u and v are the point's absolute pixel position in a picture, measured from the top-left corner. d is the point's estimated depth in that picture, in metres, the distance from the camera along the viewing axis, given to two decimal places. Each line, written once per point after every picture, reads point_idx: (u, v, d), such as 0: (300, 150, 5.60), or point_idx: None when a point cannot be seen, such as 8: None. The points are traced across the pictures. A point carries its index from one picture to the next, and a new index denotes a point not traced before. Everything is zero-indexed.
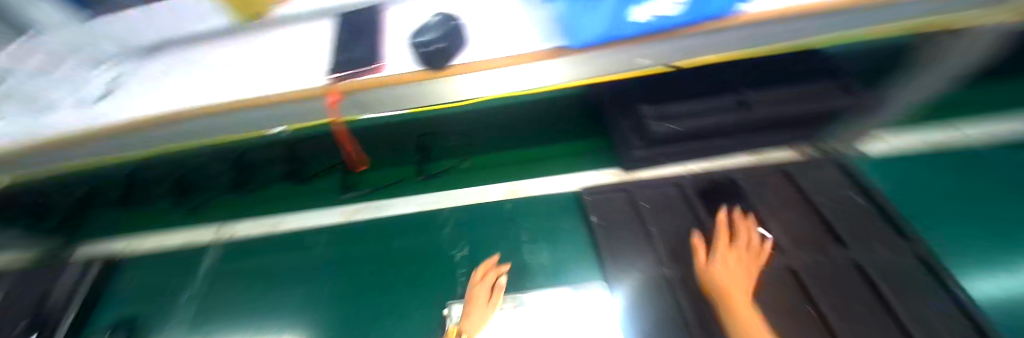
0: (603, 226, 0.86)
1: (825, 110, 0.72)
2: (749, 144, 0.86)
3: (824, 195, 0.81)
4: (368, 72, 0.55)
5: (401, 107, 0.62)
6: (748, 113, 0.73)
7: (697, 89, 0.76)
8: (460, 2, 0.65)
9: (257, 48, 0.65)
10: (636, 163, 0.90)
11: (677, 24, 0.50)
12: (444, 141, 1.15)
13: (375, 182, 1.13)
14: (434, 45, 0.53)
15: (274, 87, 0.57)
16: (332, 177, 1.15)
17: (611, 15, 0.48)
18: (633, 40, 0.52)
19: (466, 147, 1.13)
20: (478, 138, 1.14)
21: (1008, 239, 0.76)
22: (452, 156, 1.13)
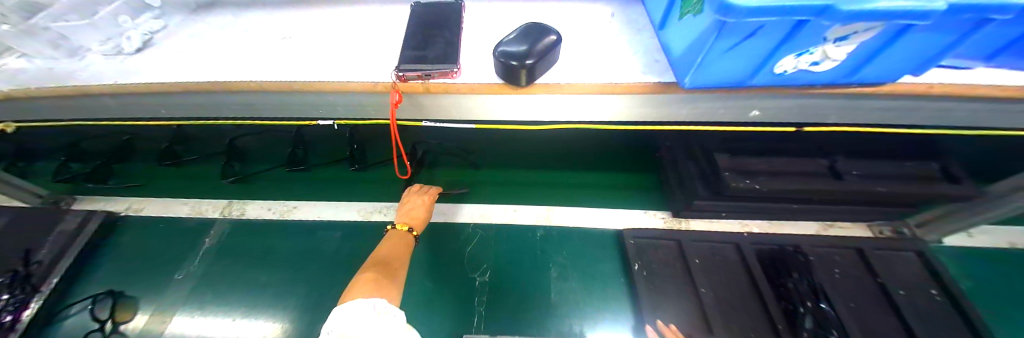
0: (645, 276, 0.79)
1: (917, 193, 0.68)
2: (818, 214, 0.81)
3: (897, 282, 0.74)
4: (436, 76, 0.47)
5: (456, 115, 0.55)
6: (840, 182, 0.70)
7: (782, 149, 0.74)
8: (557, 15, 0.60)
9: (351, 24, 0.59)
10: (689, 211, 0.86)
11: (813, 80, 0.44)
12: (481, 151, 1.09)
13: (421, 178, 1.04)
14: (526, 61, 0.44)
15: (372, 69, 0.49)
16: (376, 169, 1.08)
17: (749, 60, 0.40)
18: (754, 89, 0.46)
19: (521, 165, 1.07)
20: (516, 155, 1.08)
21: None
22: (489, 168, 1.06)
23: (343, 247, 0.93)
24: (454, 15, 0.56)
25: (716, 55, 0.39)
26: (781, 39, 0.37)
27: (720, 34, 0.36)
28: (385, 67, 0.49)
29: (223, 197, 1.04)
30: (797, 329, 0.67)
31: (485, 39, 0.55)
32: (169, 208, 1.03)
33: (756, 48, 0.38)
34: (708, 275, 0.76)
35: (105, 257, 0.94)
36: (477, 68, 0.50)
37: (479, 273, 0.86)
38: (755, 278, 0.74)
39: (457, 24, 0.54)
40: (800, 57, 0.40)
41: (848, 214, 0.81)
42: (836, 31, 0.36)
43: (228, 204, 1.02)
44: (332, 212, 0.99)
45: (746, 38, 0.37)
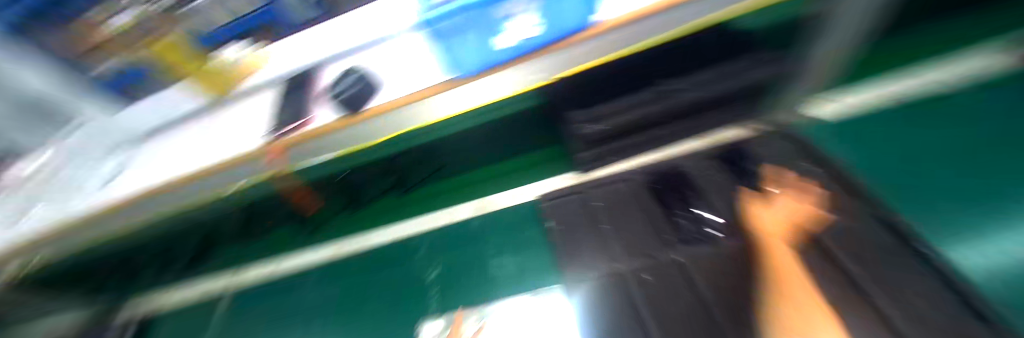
0: (560, 231, 0.88)
1: (746, 83, 0.73)
2: (697, 129, 0.86)
3: (772, 169, 0.78)
4: (294, 126, 0.61)
5: (321, 156, 0.67)
6: (674, 100, 0.78)
7: (627, 84, 0.81)
8: (375, 48, 0.70)
9: (233, 116, 0.73)
10: (590, 164, 0.92)
11: (541, 43, 0.51)
12: (476, 147, 1.06)
13: (420, 201, 1.16)
14: (350, 92, 0.60)
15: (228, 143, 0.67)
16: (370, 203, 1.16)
17: (485, 48, 0.54)
18: (510, 62, 0.53)
19: (472, 162, 1.10)
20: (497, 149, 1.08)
21: (989, 188, 0.68)
22: (456, 174, 1.13)
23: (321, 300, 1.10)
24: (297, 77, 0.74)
25: (454, 50, 0.54)
26: (482, 28, 0.52)
27: (439, 39, 0.53)
28: (248, 137, 0.66)
29: (230, 271, 1.32)
30: (681, 235, 0.76)
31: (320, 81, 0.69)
32: (194, 288, 1.33)
33: (474, 39, 0.53)
34: (612, 215, 0.86)
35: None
36: (318, 115, 0.61)
37: (430, 271, 1.01)
38: (648, 205, 0.83)
39: (303, 81, 0.72)
40: (506, 31, 0.52)
41: (722, 120, 0.85)
42: (502, 11, 0.51)
43: (235, 275, 1.30)
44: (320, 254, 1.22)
45: (463, 35, 0.52)
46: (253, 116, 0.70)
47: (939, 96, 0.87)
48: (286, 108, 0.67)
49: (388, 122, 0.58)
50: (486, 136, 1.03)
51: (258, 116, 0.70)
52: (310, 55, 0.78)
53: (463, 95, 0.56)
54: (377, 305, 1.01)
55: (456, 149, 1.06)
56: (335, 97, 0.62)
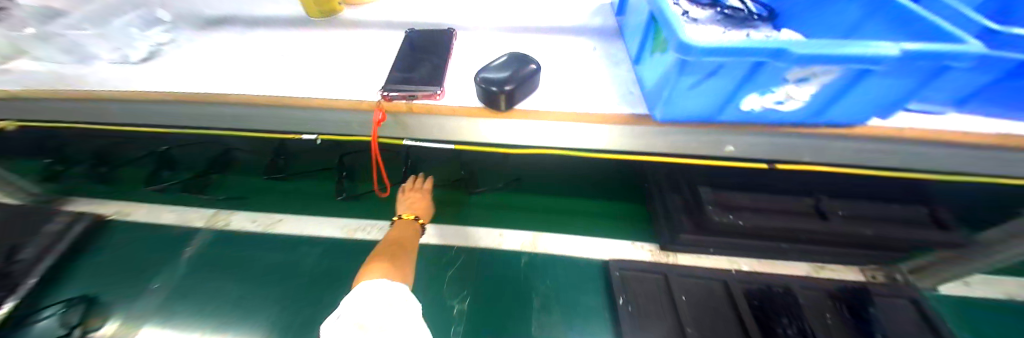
0: (631, 313, 0.75)
1: (902, 235, 0.66)
2: (809, 255, 0.78)
3: (894, 334, 0.69)
4: (421, 96, 0.50)
5: (439, 136, 0.57)
6: (822, 224, 0.67)
7: (762, 183, 0.73)
8: (537, 45, 0.63)
9: (334, 47, 0.61)
10: (677, 245, 0.83)
11: (782, 120, 0.44)
12: (555, 180, 1.05)
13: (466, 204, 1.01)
14: (505, 87, 0.47)
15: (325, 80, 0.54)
16: None
17: (714, 97, 0.42)
18: (724, 124, 0.47)
19: (548, 190, 1.03)
20: (573, 190, 1.03)
21: None
22: (521, 192, 1.03)
23: (312, 286, 0.87)
24: (424, 32, 0.63)
25: (682, 90, 0.41)
26: (742, 79, 0.39)
27: (682, 72, 0.38)
28: (356, 84, 0.53)
29: (213, 206, 1.03)
30: None
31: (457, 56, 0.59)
32: (159, 214, 1.02)
33: (719, 88, 0.40)
34: (696, 316, 0.74)
35: (70, 282, 0.89)
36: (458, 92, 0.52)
37: (459, 300, 0.82)
38: (743, 319, 0.72)
39: (431, 42, 0.60)
40: (762, 96, 0.41)
41: (839, 256, 0.77)
42: (794, 72, 0.37)
43: (215, 214, 1.01)
44: (317, 227, 0.97)
45: (707, 76, 0.39)
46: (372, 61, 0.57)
47: None
48: (411, 66, 0.55)
49: None
50: (569, 173, 1.07)
51: (369, 62, 0.58)
52: (450, 21, 0.68)
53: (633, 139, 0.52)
54: None
55: (536, 172, 1.07)
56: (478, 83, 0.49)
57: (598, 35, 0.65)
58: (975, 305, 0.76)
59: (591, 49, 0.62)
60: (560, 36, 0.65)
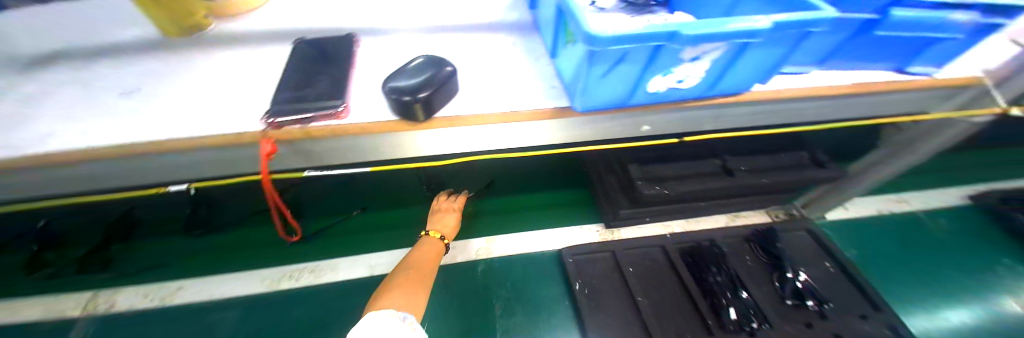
0: (587, 295, 0.78)
1: (793, 178, 0.77)
2: (726, 208, 0.88)
3: (796, 262, 0.82)
4: (318, 118, 0.43)
5: (351, 159, 0.50)
6: (731, 180, 0.76)
7: (681, 152, 0.79)
8: (453, 46, 0.59)
9: (202, 70, 0.50)
10: (619, 221, 0.88)
11: (685, 96, 0.47)
12: (519, 184, 1.04)
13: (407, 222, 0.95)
14: (419, 95, 0.43)
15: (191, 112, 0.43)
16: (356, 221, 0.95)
17: (624, 82, 0.43)
18: (639, 107, 0.49)
19: (509, 194, 1.02)
20: (538, 193, 1.02)
21: (940, 307, 0.83)
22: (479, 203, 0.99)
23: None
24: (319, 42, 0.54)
25: (596, 79, 0.41)
26: (647, 62, 0.40)
27: (593, 61, 0.38)
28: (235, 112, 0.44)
29: (89, 288, 0.81)
30: (724, 322, 0.70)
31: (363, 66, 0.53)
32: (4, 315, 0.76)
33: (628, 73, 0.41)
34: (645, 286, 0.78)
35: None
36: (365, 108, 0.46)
37: None
38: (683, 277, 0.77)
39: (329, 51, 0.52)
40: (666, 76, 0.43)
41: (749, 204, 0.88)
42: (689, 52, 0.39)
43: (93, 296, 0.79)
44: (230, 284, 0.82)
45: (617, 63, 0.39)
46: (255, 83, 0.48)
47: (905, 214, 1.00)
48: (304, 82, 0.46)
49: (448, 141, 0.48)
50: (532, 174, 1.06)
51: (250, 84, 0.48)
52: (350, 25, 0.61)
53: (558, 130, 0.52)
54: None
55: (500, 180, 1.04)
56: (388, 95, 0.44)
57: (509, 30, 0.64)
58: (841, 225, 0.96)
59: (510, 46, 0.60)
60: (477, 34, 0.62)
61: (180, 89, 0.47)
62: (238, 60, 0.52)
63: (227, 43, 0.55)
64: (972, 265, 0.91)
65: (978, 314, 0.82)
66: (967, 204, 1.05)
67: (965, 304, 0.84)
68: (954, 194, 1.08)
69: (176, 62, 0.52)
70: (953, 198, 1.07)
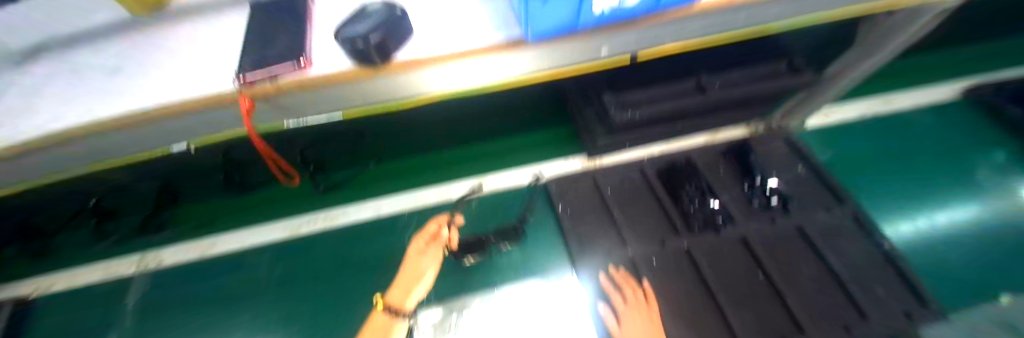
0: (570, 215, 0.86)
1: (770, 90, 0.77)
2: (705, 125, 0.90)
3: (769, 167, 0.86)
4: (281, 70, 0.46)
5: (325, 109, 0.54)
6: (702, 97, 0.77)
7: (655, 75, 0.80)
8: None
9: (171, 44, 0.53)
10: (601, 150, 0.91)
11: (633, 14, 0.47)
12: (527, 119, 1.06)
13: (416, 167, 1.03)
14: (369, 38, 0.44)
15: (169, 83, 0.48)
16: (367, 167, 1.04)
17: (567, 8, 0.44)
18: (591, 30, 0.50)
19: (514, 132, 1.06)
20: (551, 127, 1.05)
21: (914, 197, 0.87)
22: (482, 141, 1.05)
23: (278, 287, 0.87)
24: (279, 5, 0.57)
25: (536, 8, 0.42)
26: None
27: None
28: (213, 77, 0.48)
29: (137, 251, 0.95)
30: (691, 225, 0.79)
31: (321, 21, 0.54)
32: (79, 276, 0.92)
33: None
34: (623, 202, 0.85)
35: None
36: (322, 60, 0.49)
37: None
38: (658, 192, 0.85)
39: (289, 13, 0.55)
40: None
41: (728, 120, 0.89)
42: None
43: (142, 257, 0.94)
44: (258, 235, 0.95)
45: None
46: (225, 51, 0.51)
47: (890, 114, 1.01)
48: (268, 45, 0.49)
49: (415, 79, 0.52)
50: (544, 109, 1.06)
51: (218, 52, 0.51)
52: None
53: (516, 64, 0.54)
54: (364, 293, 0.84)
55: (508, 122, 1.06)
56: (342, 42, 0.46)
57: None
58: (823, 131, 0.98)
59: None
60: None
61: (157, 62, 0.51)
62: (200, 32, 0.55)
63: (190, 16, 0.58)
64: (953, 156, 0.93)
65: (949, 199, 0.86)
66: (959, 98, 1.04)
67: (939, 191, 0.87)
68: (948, 90, 1.06)
69: (148, 37, 0.55)
70: (946, 94, 1.05)
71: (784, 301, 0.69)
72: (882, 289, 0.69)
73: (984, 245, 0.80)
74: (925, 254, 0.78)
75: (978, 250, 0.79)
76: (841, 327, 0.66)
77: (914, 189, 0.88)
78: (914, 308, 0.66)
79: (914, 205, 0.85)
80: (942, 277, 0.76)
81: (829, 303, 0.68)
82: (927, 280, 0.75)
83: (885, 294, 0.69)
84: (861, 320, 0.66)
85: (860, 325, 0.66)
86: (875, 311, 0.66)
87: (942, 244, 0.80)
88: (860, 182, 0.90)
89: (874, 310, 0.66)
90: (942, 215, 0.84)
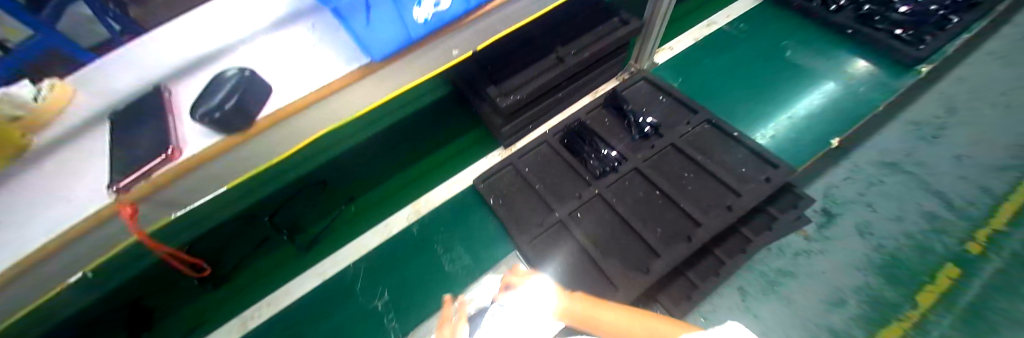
0: (502, 204, 0.94)
1: (615, 43, 0.92)
2: (582, 88, 1.04)
3: (639, 105, 1.02)
4: (155, 165, 0.43)
5: (212, 188, 0.52)
6: (564, 64, 0.90)
7: (523, 60, 0.91)
8: (246, 51, 0.60)
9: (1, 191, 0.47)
10: (511, 138, 1.02)
11: (454, 15, 0.57)
12: (421, 139, 1.10)
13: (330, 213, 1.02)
14: (226, 106, 0.44)
15: (12, 235, 0.42)
16: (283, 241, 1.00)
17: (393, 26, 0.51)
18: (428, 39, 0.57)
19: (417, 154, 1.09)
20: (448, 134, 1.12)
21: (752, 93, 1.10)
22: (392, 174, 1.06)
23: None
24: (135, 103, 0.54)
25: (363, 29, 0.50)
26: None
27: (344, 16, 0.48)
28: (64, 199, 0.45)
29: None
30: (595, 173, 0.91)
31: (185, 102, 0.54)
32: None
33: (386, 12, 0.50)
34: (541, 176, 0.95)
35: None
36: (190, 140, 0.47)
37: (378, 298, 0.89)
38: (564, 156, 0.96)
39: (147, 107, 0.54)
40: (422, 5, 0.52)
41: (598, 77, 1.04)
42: None
43: None
44: None
45: (368, 9, 0.50)
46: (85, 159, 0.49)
47: (716, 33, 1.25)
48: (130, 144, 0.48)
49: (301, 123, 0.53)
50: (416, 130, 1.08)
51: (72, 176, 0.47)
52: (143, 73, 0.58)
53: (389, 76, 0.57)
54: None
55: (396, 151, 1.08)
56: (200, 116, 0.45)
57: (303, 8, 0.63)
58: (674, 64, 1.19)
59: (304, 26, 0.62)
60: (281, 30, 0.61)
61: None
62: (64, 162, 0.49)
63: (59, 146, 0.50)
64: (767, 49, 1.19)
65: (776, 84, 1.11)
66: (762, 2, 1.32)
67: (768, 82, 1.12)
68: None
69: None
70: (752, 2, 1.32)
71: (680, 206, 0.83)
72: (745, 168, 0.86)
73: (809, 110, 1.05)
74: (772, 135, 1.02)
75: (806, 116, 1.04)
76: (725, 208, 0.81)
77: (747, 88, 1.11)
78: (771, 173, 0.84)
79: (750, 101, 1.08)
80: (786, 147, 1.00)
81: (713, 195, 0.84)
82: (780, 154, 0.99)
83: (747, 172, 0.86)
84: (735, 197, 0.82)
85: (736, 200, 0.82)
86: (744, 188, 0.83)
87: (783, 123, 1.04)
88: (711, 95, 1.11)
89: (741, 187, 0.83)
90: (778, 99, 1.08)
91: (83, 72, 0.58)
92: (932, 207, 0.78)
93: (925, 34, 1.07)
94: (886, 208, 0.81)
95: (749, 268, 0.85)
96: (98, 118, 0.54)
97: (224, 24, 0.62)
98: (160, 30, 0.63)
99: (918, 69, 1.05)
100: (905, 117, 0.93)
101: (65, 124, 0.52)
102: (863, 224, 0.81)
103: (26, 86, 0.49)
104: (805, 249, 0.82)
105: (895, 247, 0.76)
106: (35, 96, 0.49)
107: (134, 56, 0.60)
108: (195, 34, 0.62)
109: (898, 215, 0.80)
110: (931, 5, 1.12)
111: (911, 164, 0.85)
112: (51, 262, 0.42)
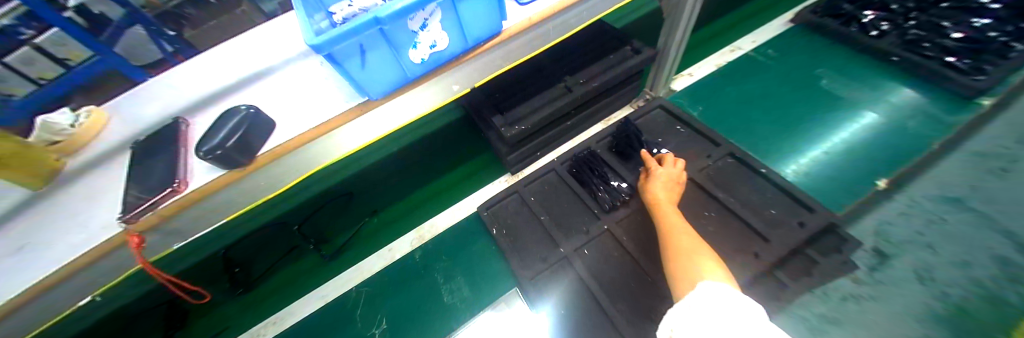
0: (505, 235, 0.91)
1: (629, 71, 0.89)
2: (592, 117, 1.01)
3: (655, 135, 0.98)
4: (158, 200, 0.43)
5: (211, 222, 0.51)
6: (572, 94, 0.87)
7: (529, 90, 0.90)
8: (253, 82, 0.62)
9: (16, 218, 0.49)
10: (517, 165, 1.00)
11: (452, 55, 0.57)
12: (439, 158, 1.07)
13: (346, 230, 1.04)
14: (227, 144, 0.45)
15: (25, 263, 0.44)
16: (303, 256, 1.01)
17: (390, 67, 0.52)
18: (426, 77, 0.58)
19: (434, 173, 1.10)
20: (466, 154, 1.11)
21: (782, 125, 1.02)
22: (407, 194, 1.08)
23: None
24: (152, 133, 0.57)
25: (357, 72, 0.49)
26: (387, 44, 0.49)
27: (336, 62, 0.47)
28: (71, 231, 0.46)
29: None
30: (604, 207, 0.86)
31: (198, 134, 0.57)
32: None
33: (381, 57, 0.50)
34: (548, 206, 0.92)
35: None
36: (196, 173, 0.47)
37: (376, 326, 0.89)
38: (573, 187, 0.92)
39: (164, 136, 0.55)
40: (418, 47, 0.52)
41: (611, 104, 1.01)
42: (410, 24, 0.49)
43: None
44: None
45: (363, 53, 0.48)
46: (98, 189, 0.51)
47: (740, 59, 1.19)
48: (139, 174, 0.50)
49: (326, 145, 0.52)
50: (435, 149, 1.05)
51: (85, 206, 0.49)
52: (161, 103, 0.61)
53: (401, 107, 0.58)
54: None
55: (415, 169, 1.05)
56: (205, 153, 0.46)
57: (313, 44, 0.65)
58: (694, 92, 1.13)
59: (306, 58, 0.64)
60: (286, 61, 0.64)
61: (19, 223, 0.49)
62: (83, 190, 0.51)
63: (84, 173, 0.53)
64: (799, 77, 1.11)
65: (809, 115, 1.02)
66: (791, 27, 1.25)
67: (799, 112, 1.03)
68: (781, 23, 1.26)
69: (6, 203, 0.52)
70: (781, 26, 1.25)
71: None
72: (774, 210, 0.79)
73: (848, 144, 0.95)
74: (804, 171, 0.93)
75: (845, 152, 0.94)
76: (752, 255, 0.74)
77: (776, 119, 1.03)
78: (806, 218, 0.76)
79: (779, 133, 1.00)
80: (821, 185, 0.90)
81: (736, 239, 0.77)
82: (814, 194, 0.89)
83: (777, 214, 0.79)
84: (762, 243, 0.75)
85: (763, 247, 0.75)
86: (773, 234, 0.76)
87: (817, 158, 0.94)
88: (733, 126, 1.04)
89: (770, 232, 0.75)
90: (812, 132, 0.99)
91: (112, 104, 0.63)
92: (1004, 251, 0.71)
93: (986, 62, 0.95)
94: (945, 256, 0.74)
95: (786, 314, 0.74)
96: (121, 147, 0.57)
97: (242, 58, 0.66)
98: (185, 65, 0.65)
99: (978, 102, 0.93)
100: (967, 147, 0.86)
101: (95, 151, 0.57)
102: (924, 268, 0.73)
103: (66, 115, 0.55)
104: (853, 293, 0.73)
105: (959, 298, 0.69)
106: (71, 123, 0.54)
107: (152, 90, 0.61)
108: (218, 68, 0.65)
109: (963, 260, 0.73)
110: (991, 31, 0.99)
111: (980, 201, 0.78)
112: (54, 293, 0.43)
